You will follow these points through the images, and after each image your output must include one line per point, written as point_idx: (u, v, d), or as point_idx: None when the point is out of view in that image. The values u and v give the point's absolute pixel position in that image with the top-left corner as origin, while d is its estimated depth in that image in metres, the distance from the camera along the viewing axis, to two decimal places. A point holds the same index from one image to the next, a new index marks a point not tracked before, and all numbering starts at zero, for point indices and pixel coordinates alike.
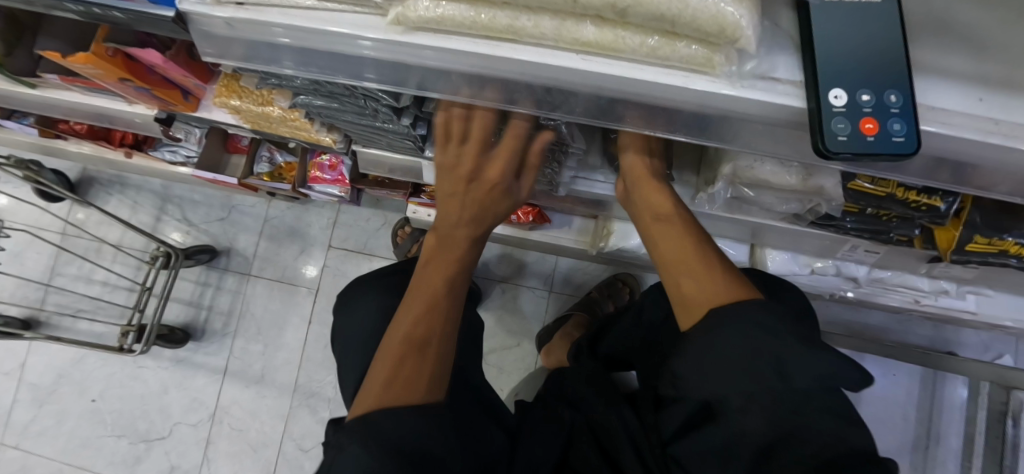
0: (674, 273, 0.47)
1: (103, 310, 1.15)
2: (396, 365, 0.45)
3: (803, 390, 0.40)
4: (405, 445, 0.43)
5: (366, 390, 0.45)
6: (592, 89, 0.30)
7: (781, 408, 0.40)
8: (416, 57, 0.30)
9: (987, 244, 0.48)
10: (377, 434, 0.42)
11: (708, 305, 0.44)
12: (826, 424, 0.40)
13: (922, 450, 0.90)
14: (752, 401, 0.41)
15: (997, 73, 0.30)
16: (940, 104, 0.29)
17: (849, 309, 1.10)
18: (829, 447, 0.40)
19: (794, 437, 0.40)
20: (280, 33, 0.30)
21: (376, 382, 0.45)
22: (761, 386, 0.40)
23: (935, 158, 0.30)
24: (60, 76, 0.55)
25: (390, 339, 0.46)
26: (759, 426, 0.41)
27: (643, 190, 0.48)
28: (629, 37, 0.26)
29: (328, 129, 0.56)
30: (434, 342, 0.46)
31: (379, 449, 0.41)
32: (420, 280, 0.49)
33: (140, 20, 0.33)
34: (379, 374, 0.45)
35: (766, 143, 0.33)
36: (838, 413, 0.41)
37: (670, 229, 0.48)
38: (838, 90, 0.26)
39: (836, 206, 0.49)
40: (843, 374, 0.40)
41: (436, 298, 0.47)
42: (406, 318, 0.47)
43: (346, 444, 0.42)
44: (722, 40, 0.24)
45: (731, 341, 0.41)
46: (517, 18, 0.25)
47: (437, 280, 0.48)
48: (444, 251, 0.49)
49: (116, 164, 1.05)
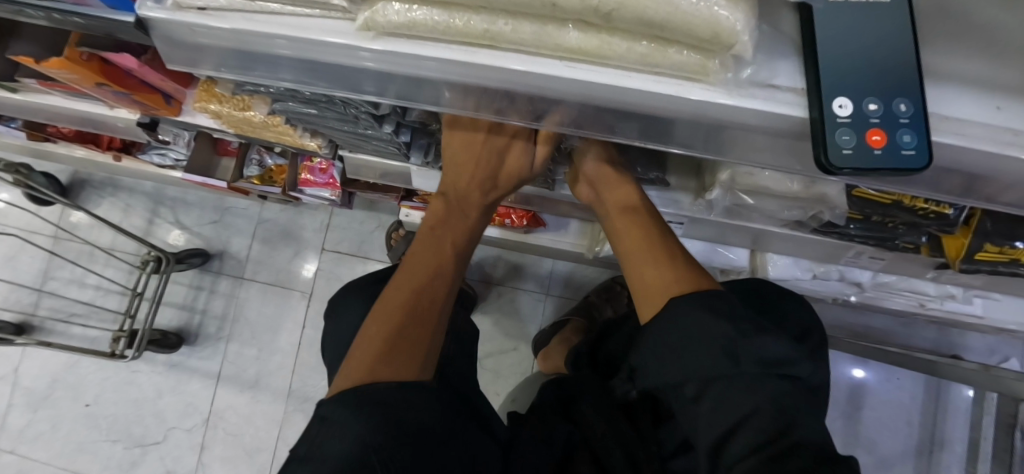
0: (635, 264, 0.47)
1: (95, 314, 1.14)
2: (391, 343, 0.43)
3: (755, 373, 0.40)
4: (404, 421, 0.40)
5: (351, 366, 0.42)
6: (578, 97, 0.28)
7: (735, 393, 0.40)
8: (390, 63, 0.28)
9: (998, 252, 0.46)
10: (374, 403, 0.39)
11: (666, 293, 0.44)
12: (780, 408, 0.39)
13: (926, 455, 0.89)
14: (715, 387, 0.40)
15: (1014, 79, 0.27)
16: (953, 113, 0.27)
17: (851, 312, 1.08)
18: (783, 432, 0.38)
19: (750, 425, 0.38)
20: (283, 44, 0.28)
21: (365, 356, 0.42)
22: (713, 371, 0.40)
23: (946, 170, 0.28)
24: (38, 81, 0.53)
25: (375, 314, 0.45)
26: (714, 422, 0.40)
27: (609, 184, 0.49)
28: (616, 43, 0.23)
29: (312, 134, 0.54)
30: (428, 321, 0.45)
31: (378, 422, 0.39)
32: (413, 249, 0.50)
33: (100, 24, 0.31)
34: (367, 350, 0.42)
35: (763, 153, 0.31)
36: (793, 398, 0.40)
37: (633, 217, 0.48)
38: (843, 99, 0.24)
39: (840, 214, 0.47)
40: (794, 359, 0.41)
41: (427, 276, 0.47)
42: (395, 291, 0.46)
43: (333, 415, 0.39)
44: (717, 46, 0.22)
45: (677, 332, 0.42)
46: (495, 23, 0.23)
47: (445, 247, 0.50)
48: (452, 215, 0.51)
49: (106, 167, 1.03)
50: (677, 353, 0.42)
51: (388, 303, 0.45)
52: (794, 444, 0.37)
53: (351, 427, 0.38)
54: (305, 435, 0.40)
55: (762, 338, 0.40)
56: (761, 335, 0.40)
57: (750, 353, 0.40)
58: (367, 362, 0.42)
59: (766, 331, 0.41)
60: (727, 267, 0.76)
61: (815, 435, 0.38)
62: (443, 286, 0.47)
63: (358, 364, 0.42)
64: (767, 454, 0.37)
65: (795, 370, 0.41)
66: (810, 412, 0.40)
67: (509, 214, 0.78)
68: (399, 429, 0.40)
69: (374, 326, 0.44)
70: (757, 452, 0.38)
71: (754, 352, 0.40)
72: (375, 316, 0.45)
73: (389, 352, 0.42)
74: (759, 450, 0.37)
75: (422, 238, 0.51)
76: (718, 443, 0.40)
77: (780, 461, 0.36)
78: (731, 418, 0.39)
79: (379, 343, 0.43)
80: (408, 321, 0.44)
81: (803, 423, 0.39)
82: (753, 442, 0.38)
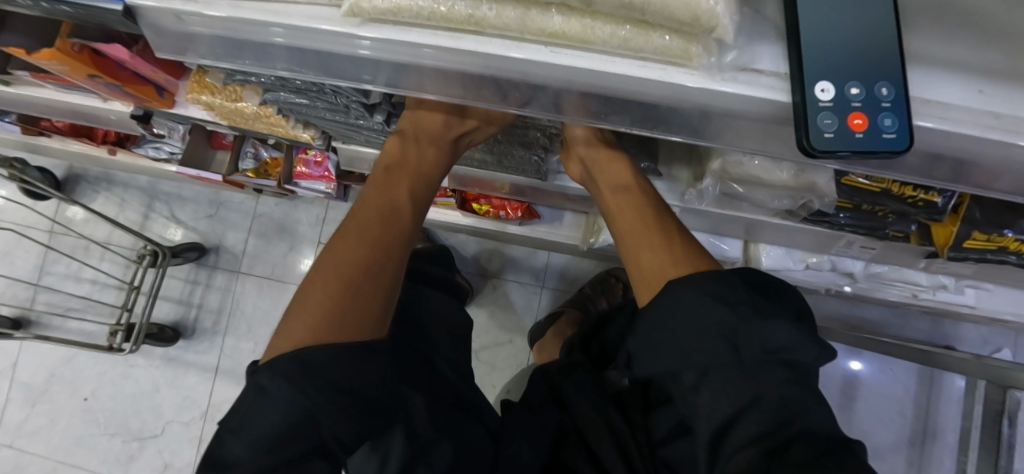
0: (633, 245, 0.47)
1: (92, 309, 1.15)
2: (339, 304, 0.40)
3: (755, 363, 0.40)
4: (350, 391, 0.39)
5: (291, 324, 0.40)
6: (563, 82, 0.28)
7: (732, 384, 0.40)
8: (373, 49, 0.28)
9: (985, 240, 0.46)
10: (312, 373, 0.38)
11: (666, 276, 0.44)
12: (781, 399, 0.40)
13: (919, 446, 0.90)
14: (711, 375, 0.41)
15: (999, 62, 0.27)
16: (937, 97, 0.27)
17: (845, 304, 1.09)
18: (783, 424, 0.39)
19: (749, 416, 0.40)
20: (279, 33, 0.28)
21: (305, 315, 0.40)
22: (710, 361, 0.41)
23: (931, 154, 0.29)
24: (30, 73, 0.53)
25: (319, 267, 0.42)
26: (717, 410, 0.41)
27: (603, 163, 0.49)
28: (599, 27, 0.24)
29: (304, 125, 0.55)
30: (381, 276, 0.42)
31: (316, 394, 0.37)
32: (369, 191, 0.46)
33: (87, 13, 0.31)
34: (309, 308, 0.40)
35: (749, 140, 0.31)
36: (799, 386, 0.40)
37: (629, 196, 0.48)
38: (825, 83, 0.24)
39: (829, 203, 0.48)
40: (799, 345, 0.40)
41: (382, 228, 0.44)
42: (346, 241, 0.43)
43: (270, 386, 0.37)
44: (697, 30, 0.22)
45: (676, 319, 0.42)
46: (478, 8, 0.23)
47: (402, 196, 0.46)
48: (413, 154, 0.47)
49: (100, 161, 1.03)
50: (671, 340, 0.42)
51: (335, 253, 0.42)
52: (795, 432, 0.39)
53: (287, 399, 0.37)
54: (237, 404, 0.38)
55: (765, 325, 0.40)
56: (765, 322, 0.40)
57: (752, 343, 0.40)
58: (307, 325, 0.39)
59: (773, 315, 0.40)
60: (721, 259, 0.77)
61: (821, 422, 0.40)
62: (399, 240, 0.44)
63: (297, 325, 0.39)
64: (762, 449, 0.39)
65: (799, 356, 0.41)
66: (814, 400, 0.41)
67: (503, 206, 0.79)
68: (343, 398, 0.39)
69: (319, 281, 0.41)
70: (754, 443, 0.39)
71: (752, 340, 0.40)
72: (321, 268, 0.42)
73: (338, 312, 0.40)
74: (757, 440, 0.39)
75: (378, 180, 0.47)
76: (720, 430, 0.41)
77: (782, 451, 0.38)
78: (732, 409, 0.40)
79: (324, 302, 0.40)
80: (358, 277, 0.41)
81: (807, 414, 0.40)
82: (752, 430, 0.40)
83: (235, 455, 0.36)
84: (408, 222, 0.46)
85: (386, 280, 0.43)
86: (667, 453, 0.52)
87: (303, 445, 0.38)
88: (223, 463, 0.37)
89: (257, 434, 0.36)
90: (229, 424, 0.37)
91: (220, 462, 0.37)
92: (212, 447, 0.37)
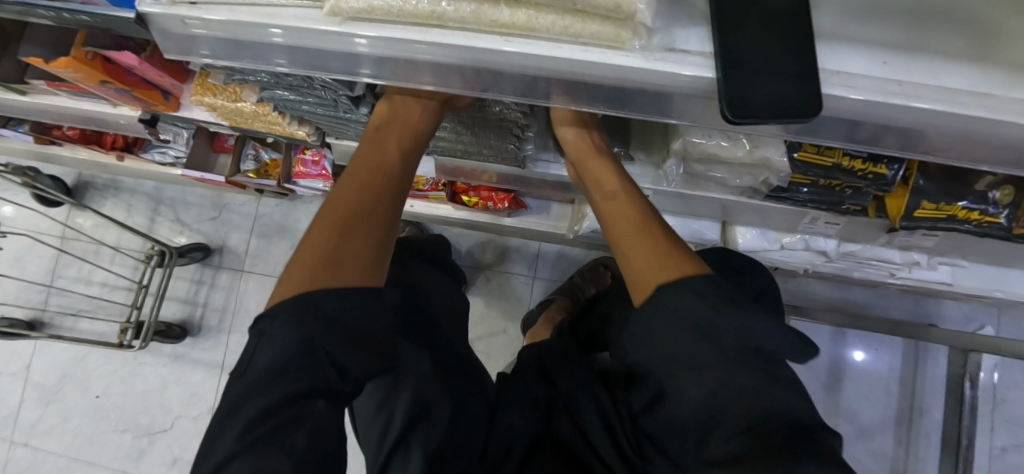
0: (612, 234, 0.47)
1: (103, 310, 1.20)
2: (334, 246, 0.41)
3: (725, 349, 0.41)
4: (348, 325, 0.40)
5: (292, 270, 0.40)
6: (520, 67, 0.32)
7: (708, 372, 0.40)
8: (350, 43, 0.32)
9: (934, 209, 0.50)
10: (308, 309, 0.38)
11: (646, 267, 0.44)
12: (755, 388, 0.39)
13: (907, 422, 1.05)
14: (681, 362, 0.42)
15: (900, 38, 0.31)
16: (845, 68, 0.31)
17: (830, 286, 1.12)
18: (756, 408, 0.38)
19: (723, 400, 0.39)
20: (275, 32, 0.32)
21: (300, 263, 0.41)
22: (679, 349, 0.42)
23: (866, 124, 0.32)
24: (46, 82, 0.57)
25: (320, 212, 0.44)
26: (692, 395, 0.41)
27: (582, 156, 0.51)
28: (541, 17, 0.27)
29: (298, 122, 0.60)
30: (373, 221, 0.43)
31: (315, 326, 0.38)
32: (365, 139, 0.49)
33: (103, 21, 0.35)
34: (308, 253, 0.41)
35: (693, 116, 0.35)
36: (768, 372, 0.40)
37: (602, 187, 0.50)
38: (740, 60, 0.28)
39: (785, 178, 0.51)
40: (770, 330, 0.41)
41: (379, 175, 0.46)
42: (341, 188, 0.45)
43: (270, 328, 0.38)
44: (621, 15, 0.26)
45: (656, 314, 0.42)
46: (439, 5, 0.28)
47: (391, 154, 0.48)
48: (400, 111, 0.50)
49: (108, 168, 1.08)
50: (655, 329, 0.43)
51: (331, 201, 0.44)
52: (768, 418, 0.37)
53: (286, 332, 0.38)
54: (242, 349, 0.40)
55: (734, 311, 0.41)
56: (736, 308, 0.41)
57: (720, 328, 0.41)
58: (304, 265, 0.40)
59: (744, 299, 0.42)
60: (701, 242, 0.80)
61: (796, 412, 0.38)
62: (391, 186, 0.46)
63: (292, 272, 0.40)
64: (741, 427, 0.38)
65: (771, 343, 0.41)
66: (783, 384, 0.40)
67: (491, 197, 0.82)
68: (344, 334, 0.39)
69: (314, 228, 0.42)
70: (731, 426, 0.38)
71: (722, 327, 0.41)
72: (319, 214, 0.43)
73: (331, 248, 0.41)
74: (736, 428, 0.38)
75: (370, 128, 0.49)
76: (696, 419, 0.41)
77: (750, 436, 0.37)
78: (706, 393, 0.40)
79: (320, 244, 0.41)
80: (349, 218, 0.43)
81: (776, 396, 0.38)
82: (739, 411, 0.38)
83: (240, 394, 0.38)
84: (400, 174, 0.48)
85: (378, 226, 0.43)
86: (647, 425, 0.48)
87: (306, 377, 0.38)
88: (230, 400, 0.38)
89: (262, 363, 0.38)
90: (238, 367, 0.39)
91: (231, 407, 0.38)
92: (224, 395, 0.39)
